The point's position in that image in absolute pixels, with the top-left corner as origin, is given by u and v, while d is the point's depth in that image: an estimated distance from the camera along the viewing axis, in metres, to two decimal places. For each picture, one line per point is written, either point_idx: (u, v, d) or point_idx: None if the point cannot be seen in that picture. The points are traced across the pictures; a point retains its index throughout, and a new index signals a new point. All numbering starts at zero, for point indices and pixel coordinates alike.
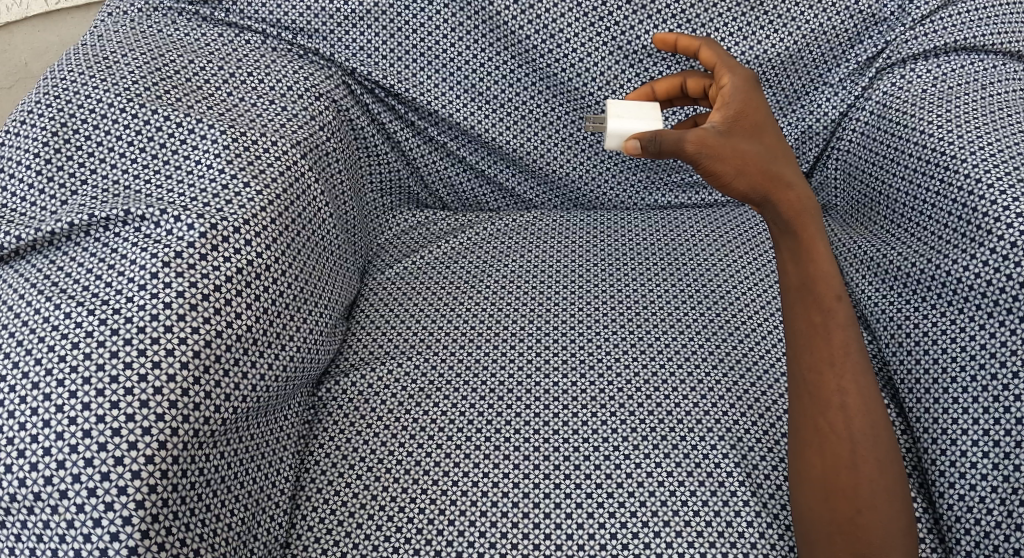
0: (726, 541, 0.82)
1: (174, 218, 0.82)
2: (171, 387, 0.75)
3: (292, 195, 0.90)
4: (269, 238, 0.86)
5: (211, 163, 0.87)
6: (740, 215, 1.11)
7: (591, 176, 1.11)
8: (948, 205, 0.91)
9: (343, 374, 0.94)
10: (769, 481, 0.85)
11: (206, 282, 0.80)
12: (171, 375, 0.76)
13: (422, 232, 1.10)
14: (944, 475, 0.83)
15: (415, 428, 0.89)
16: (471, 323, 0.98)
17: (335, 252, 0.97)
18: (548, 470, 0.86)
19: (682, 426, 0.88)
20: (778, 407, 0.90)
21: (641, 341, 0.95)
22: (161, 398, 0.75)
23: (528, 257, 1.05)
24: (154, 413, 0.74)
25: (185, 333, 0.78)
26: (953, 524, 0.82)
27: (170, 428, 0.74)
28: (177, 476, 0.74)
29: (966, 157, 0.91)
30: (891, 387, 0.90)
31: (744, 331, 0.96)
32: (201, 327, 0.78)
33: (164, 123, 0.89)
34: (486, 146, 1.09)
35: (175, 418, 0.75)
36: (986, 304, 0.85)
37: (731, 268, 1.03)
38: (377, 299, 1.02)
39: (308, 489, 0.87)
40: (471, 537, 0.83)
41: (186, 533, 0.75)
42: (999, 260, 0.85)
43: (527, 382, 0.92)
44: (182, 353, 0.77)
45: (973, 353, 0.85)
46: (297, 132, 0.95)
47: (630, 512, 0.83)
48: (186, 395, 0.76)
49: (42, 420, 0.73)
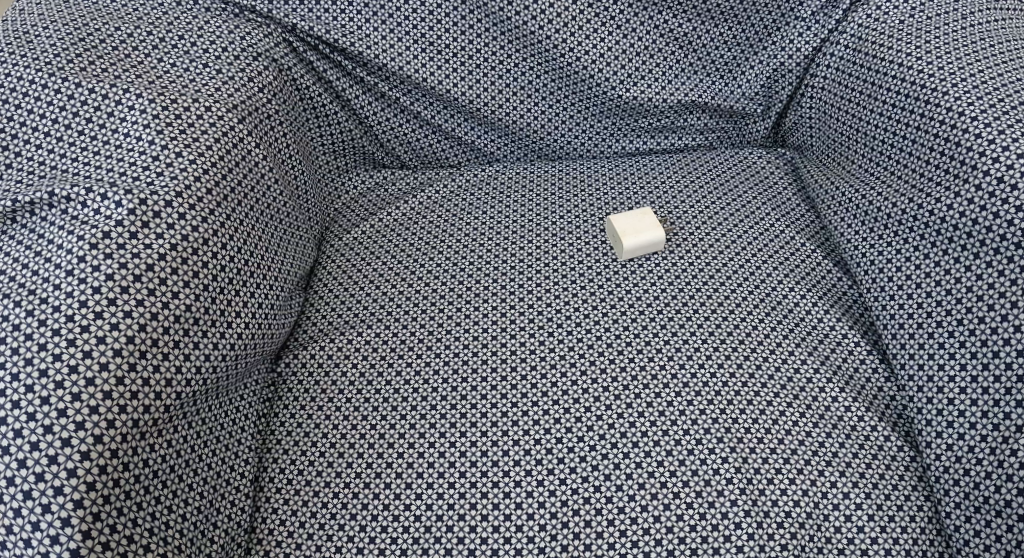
0: (704, 501, 0.79)
1: (102, 196, 0.77)
2: (105, 378, 0.71)
3: (230, 163, 0.85)
4: (205, 210, 0.80)
5: (141, 134, 0.82)
6: (712, 159, 1.06)
7: (555, 126, 1.06)
8: (929, 141, 0.86)
9: (302, 348, 0.90)
10: (751, 435, 0.82)
11: (137, 262, 0.75)
12: (103, 364, 0.71)
13: (381, 194, 1.05)
14: (931, 424, 0.81)
15: (378, 399, 0.86)
16: (434, 286, 0.94)
17: (285, 221, 0.91)
18: (518, 436, 0.83)
19: (657, 382, 0.85)
20: (756, 358, 0.87)
21: (610, 296, 0.92)
22: (94, 389, 0.70)
23: (491, 212, 1.01)
24: (87, 406, 0.70)
25: (116, 319, 0.73)
26: (940, 474, 0.80)
27: (106, 421, 0.70)
28: (118, 471, 0.70)
29: (949, 89, 0.86)
30: (873, 333, 0.89)
31: (718, 280, 0.93)
32: (135, 311, 0.74)
33: (91, 97, 0.83)
34: (441, 100, 1.02)
35: (111, 409, 0.70)
36: (971, 244, 0.81)
37: (705, 214, 0.99)
38: (335, 267, 0.97)
39: (271, 470, 0.83)
40: (441, 510, 0.80)
41: (134, 530, 0.71)
42: (982, 197, 0.80)
43: (494, 345, 0.89)
44: (115, 340, 0.72)
45: (959, 297, 0.82)
46: (234, 95, 0.88)
47: (604, 476, 0.81)
48: (121, 384, 0.71)
49: None
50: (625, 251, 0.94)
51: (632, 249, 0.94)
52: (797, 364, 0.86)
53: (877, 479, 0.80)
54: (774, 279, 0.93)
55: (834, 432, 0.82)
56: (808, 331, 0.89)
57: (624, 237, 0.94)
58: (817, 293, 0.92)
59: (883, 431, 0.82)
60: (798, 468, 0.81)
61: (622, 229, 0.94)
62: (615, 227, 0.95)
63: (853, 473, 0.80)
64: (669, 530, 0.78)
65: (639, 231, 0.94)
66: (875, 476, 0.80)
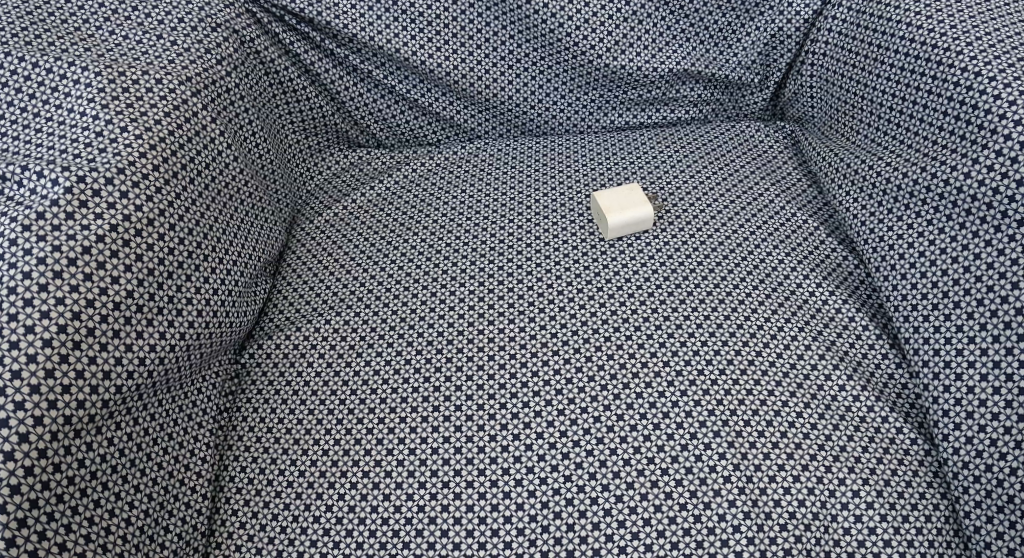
0: (699, 501, 0.73)
1: (37, 174, 0.72)
2: (32, 370, 0.66)
3: (182, 138, 0.79)
4: (153, 188, 0.75)
5: (86, 109, 0.76)
6: (708, 132, 0.99)
7: (540, 100, 0.99)
8: (942, 105, 0.79)
9: (267, 337, 0.84)
10: (750, 427, 0.76)
11: (72, 245, 0.70)
12: (31, 355, 0.66)
13: (355, 174, 0.99)
14: (946, 415, 0.74)
15: (346, 391, 0.80)
16: (408, 269, 0.88)
17: (248, 201, 0.85)
18: (495, 431, 0.77)
19: (648, 370, 0.79)
20: (755, 344, 0.80)
21: (597, 278, 0.85)
22: (20, 384, 0.65)
23: (471, 191, 0.95)
24: (11, 402, 0.65)
25: (47, 306, 0.68)
26: (958, 470, 0.73)
27: (33, 418, 0.65)
28: (48, 472, 0.65)
29: (962, 48, 0.78)
30: (883, 315, 0.82)
31: (714, 260, 0.86)
32: (68, 297, 0.68)
33: (34, 71, 0.77)
34: (417, 73, 0.96)
35: (38, 405, 0.65)
36: (990, 217, 0.75)
37: (701, 191, 0.92)
38: (305, 251, 0.91)
39: (231, 469, 0.77)
40: (411, 513, 0.74)
41: (67, 537, 0.65)
42: (1003, 164, 0.74)
43: (472, 332, 0.82)
44: (44, 329, 0.67)
45: (977, 275, 0.75)
46: (190, 68, 0.82)
47: (590, 474, 0.74)
48: (50, 378, 0.66)
49: None
50: (610, 229, 0.87)
51: (618, 226, 0.87)
52: (801, 350, 0.79)
53: (888, 474, 0.73)
54: (775, 259, 0.86)
55: (841, 424, 0.76)
56: (812, 314, 0.82)
57: (609, 213, 0.87)
58: (821, 273, 0.85)
59: (895, 423, 0.76)
60: (802, 463, 0.74)
61: (608, 206, 0.88)
62: (600, 203, 0.88)
63: (862, 469, 0.74)
64: (659, 534, 0.72)
65: (626, 208, 0.88)
66: (885, 471, 0.74)
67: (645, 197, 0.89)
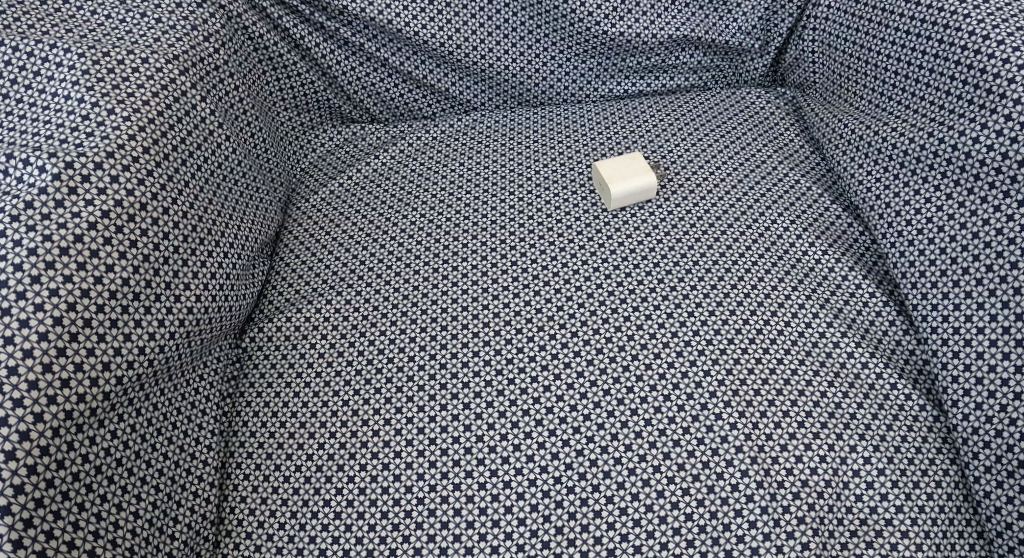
0: (711, 473, 0.73)
1: (24, 162, 0.69)
2: (29, 365, 0.64)
3: (172, 119, 0.77)
4: (144, 171, 0.73)
5: (70, 93, 0.74)
6: (707, 99, 0.98)
7: (536, 69, 0.97)
8: (949, 70, 0.78)
9: (267, 320, 0.83)
10: (760, 398, 0.75)
11: (64, 233, 0.68)
12: (28, 350, 0.64)
13: (349, 150, 0.97)
14: (956, 381, 0.74)
15: (351, 373, 0.79)
16: (408, 246, 0.86)
17: (242, 182, 0.83)
18: (503, 408, 0.76)
19: (656, 342, 0.78)
20: (763, 312, 0.79)
21: (601, 250, 0.84)
22: (18, 380, 0.63)
23: (469, 165, 0.93)
24: (10, 399, 0.63)
25: (42, 298, 0.66)
26: (969, 436, 0.73)
27: (33, 415, 0.63)
28: (52, 469, 0.64)
29: (970, 12, 0.77)
30: (889, 281, 0.82)
31: (719, 229, 0.85)
32: (62, 288, 0.67)
33: (14, 55, 0.75)
34: (410, 45, 0.94)
35: (38, 401, 0.64)
36: (999, 182, 0.74)
37: (702, 159, 0.91)
38: (302, 230, 0.89)
39: (237, 456, 0.76)
40: (421, 493, 0.73)
41: (76, 533, 0.64)
42: (1012, 129, 0.73)
43: (476, 308, 0.81)
44: (39, 323, 0.65)
45: (986, 240, 0.74)
46: (176, 46, 0.80)
47: (601, 449, 0.74)
48: (49, 372, 0.65)
49: None
50: (614, 199, 0.86)
51: (621, 196, 0.86)
52: (809, 318, 0.79)
53: (899, 442, 0.73)
54: (779, 227, 0.85)
55: (851, 391, 0.75)
56: (817, 282, 0.81)
57: (612, 183, 0.86)
58: (825, 240, 0.84)
59: (904, 390, 0.75)
60: (812, 432, 0.74)
61: (610, 175, 0.87)
62: (602, 173, 0.87)
63: (873, 436, 0.74)
64: (673, 506, 0.72)
65: (628, 177, 0.86)
66: (895, 438, 0.74)
67: (647, 165, 0.88)
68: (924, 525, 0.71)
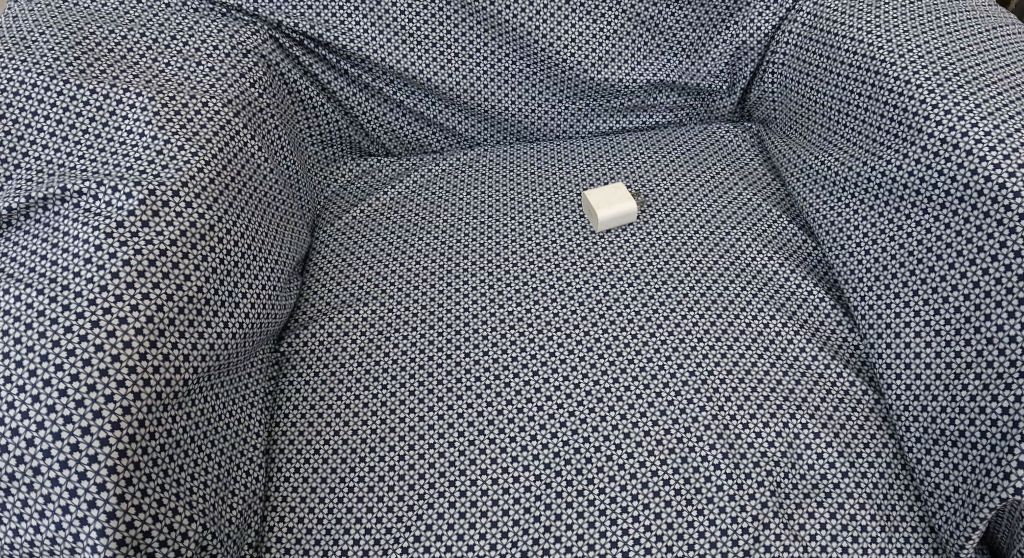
0: (686, 447, 0.85)
1: (111, 189, 0.82)
2: (129, 353, 0.76)
3: (229, 153, 0.90)
4: (210, 199, 0.86)
5: (144, 130, 0.87)
6: (680, 136, 1.13)
7: (531, 110, 1.12)
8: (880, 108, 0.93)
9: (303, 327, 0.96)
10: (725, 385, 0.89)
11: (152, 248, 0.80)
12: (128, 341, 0.76)
13: (368, 180, 1.10)
14: (890, 366, 0.87)
15: (378, 371, 0.91)
16: (424, 262, 1.00)
17: (281, 208, 0.96)
18: (509, 397, 0.89)
19: (638, 339, 0.92)
20: (729, 314, 0.93)
21: (591, 264, 0.98)
22: (120, 364, 0.75)
23: (475, 193, 1.07)
24: (114, 380, 0.74)
25: (136, 300, 0.78)
26: (902, 413, 0.86)
27: (133, 393, 0.75)
28: (146, 439, 0.75)
29: (896, 60, 0.92)
30: (836, 290, 0.96)
31: (693, 246, 0.99)
32: (152, 292, 0.79)
33: (92, 96, 0.87)
34: (422, 89, 1.08)
35: (136, 382, 0.75)
36: (921, 201, 0.88)
37: (677, 187, 1.05)
38: (329, 251, 1.02)
39: (281, 442, 0.88)
40: (441, 468, 0.85)
41: (163, 494, 0.75)
42: (928, 158, 0.87)
43: (484, 314, 0.95)
44: (135, 319, 0.77)
45: (910, 248, 0.88)
46: (228, 91, 0.93)
47: (593, 428, 0.86)
48: (144, 359, 0.76)
49: (20, 412, 0.73)
50: (601, 222, 1.00)
51: (607, 220, 1.00)
52: (769, 319, 0.93)
53: (844, 420, 0.87)
54: (744, 244, 0.99)
55: (804, 378, 0.89)
56: (775, 290, 0.96)
57: (599, 209, 1.00)
58: (784, 254, 0.99)
59: (850, 379, 0.89)
60: (770, 411, 0.87)
61: (597, 202, 1.01)
62: (590, 201, 1.01)
63: (823, 416, 0.87)
64: (654, 475, 0.84)
65: (613, 204, 1.01)
66: (842, 417, 0.87)
67: (628, 194, 1.02)
68: (867, 488, 0.84)
